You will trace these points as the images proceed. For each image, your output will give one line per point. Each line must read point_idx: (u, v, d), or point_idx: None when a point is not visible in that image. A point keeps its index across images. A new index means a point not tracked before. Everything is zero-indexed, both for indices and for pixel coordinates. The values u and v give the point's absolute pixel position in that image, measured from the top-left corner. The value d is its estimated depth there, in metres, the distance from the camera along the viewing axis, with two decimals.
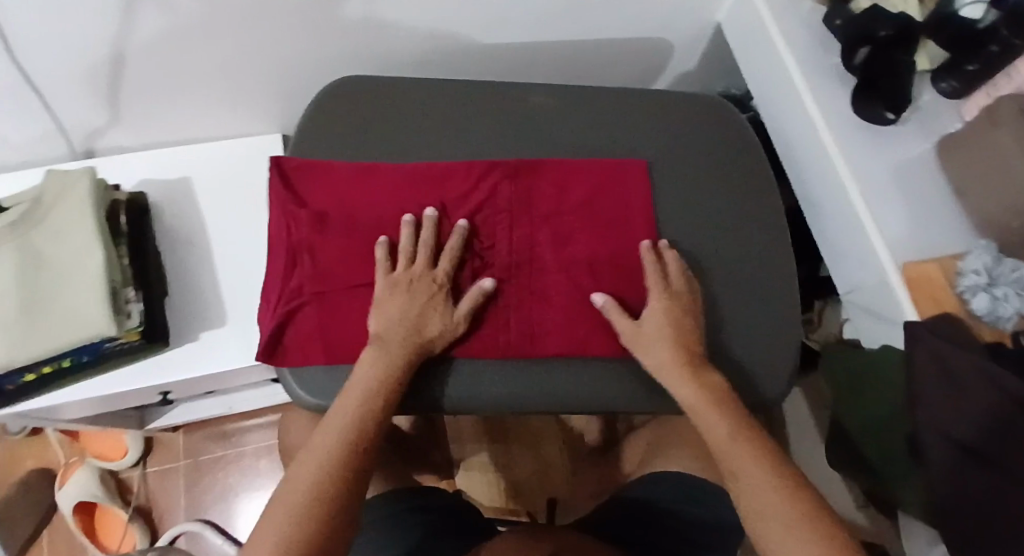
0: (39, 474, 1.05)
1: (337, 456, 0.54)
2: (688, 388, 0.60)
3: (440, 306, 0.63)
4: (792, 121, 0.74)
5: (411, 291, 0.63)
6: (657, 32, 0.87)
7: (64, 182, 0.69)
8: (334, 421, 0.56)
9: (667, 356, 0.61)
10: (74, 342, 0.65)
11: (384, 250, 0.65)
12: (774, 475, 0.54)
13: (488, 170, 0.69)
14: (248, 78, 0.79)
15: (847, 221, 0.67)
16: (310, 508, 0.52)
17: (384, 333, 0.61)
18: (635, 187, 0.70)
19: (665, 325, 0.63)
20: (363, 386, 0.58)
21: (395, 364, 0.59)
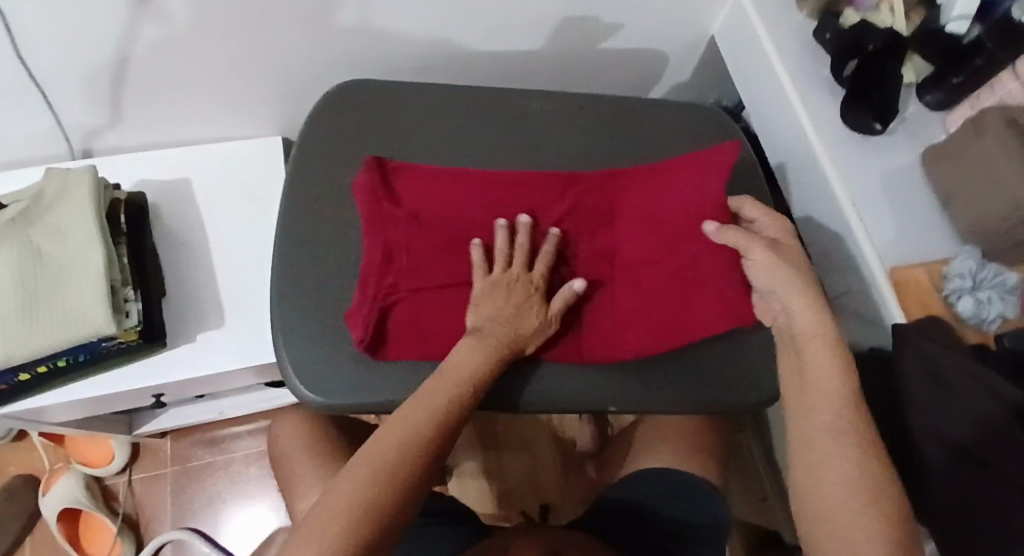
0: (21, 480, 1.03)
1: (425, 436, 0.54)
2: (817, 338, 0.57)
3: (535, 303, 0.63)
4: (784, 130, 0.76)
5: (507, 294, 0.62)
6: (653, 43, 0.89)
7: (65, 180, 0.69)
8: (426, 401, 0.56)
9: (814, 321, 0.57)
10: (72, 339, 0.65)
11: (480, 253, 0.64)
12: (871, 446, 0.53)
13: (573, 180, 0.70)
14: (251, 82, 0.80)
15: (837, 226, 0.69)
16: (398, 474, 0.51)
17: (484, 328, 0.61)
18: (716, 171, 0.65)
19: (794, 280, 0.59)
20: (459, 375, 0.58)
21: (492, 355, 0.60)
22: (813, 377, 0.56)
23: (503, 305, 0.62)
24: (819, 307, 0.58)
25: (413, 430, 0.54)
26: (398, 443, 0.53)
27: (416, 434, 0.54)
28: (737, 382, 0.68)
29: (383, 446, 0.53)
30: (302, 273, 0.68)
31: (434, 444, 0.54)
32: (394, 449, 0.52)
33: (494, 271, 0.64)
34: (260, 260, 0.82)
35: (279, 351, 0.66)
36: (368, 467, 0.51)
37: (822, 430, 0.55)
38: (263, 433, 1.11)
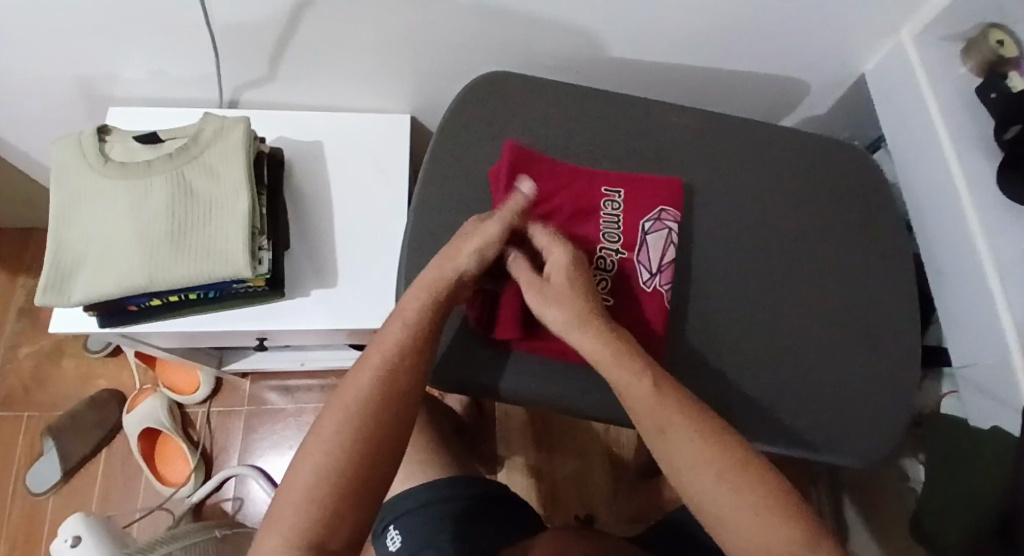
0: (109, 395, 1.10)
1: (354, 428, 0.54)
2: (592, 345, 0.58)
3: (484, 245, 0.62)
4: (931, 189, 0.77)
5: (468, 236, 0.63)
6: (795, 76, 0.88)
7: (221, 124, 0.73)
8: (349, 392, 0.56)
9: (593, 345, 0.58)
10: (211, 277, 0.68)
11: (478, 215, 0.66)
12: (731, 457, 0.52)
13: (596, 188, 0.71)
14: (401, 60, 0.82)
15: (981, 298, 0.71)
16: (343, 453, 0.53)
17: (423, 277, 0.62)
18: (526, 170, 0.70)
19: (567, 296, 0.60)
20: (378, 357, 0.58)
21: (421, 313, 0.60)
22: (611, 372, 0.57)
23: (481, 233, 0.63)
24: (585, 312, 0.59)
25: (352, 406, 0.55)
26: (338, 423, 0.54)
27: (352, 411, 0.55)
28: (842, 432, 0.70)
29: (323, 431, 0.54)
30: (432, 247, 0.71)
31: (370, 413, 0.55)
32: (336, 432, 0.54)
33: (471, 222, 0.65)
34: (380, 229, 0.84)
35: None
36: (313, 456, 0.53)
37: (678, 450, 0.53)
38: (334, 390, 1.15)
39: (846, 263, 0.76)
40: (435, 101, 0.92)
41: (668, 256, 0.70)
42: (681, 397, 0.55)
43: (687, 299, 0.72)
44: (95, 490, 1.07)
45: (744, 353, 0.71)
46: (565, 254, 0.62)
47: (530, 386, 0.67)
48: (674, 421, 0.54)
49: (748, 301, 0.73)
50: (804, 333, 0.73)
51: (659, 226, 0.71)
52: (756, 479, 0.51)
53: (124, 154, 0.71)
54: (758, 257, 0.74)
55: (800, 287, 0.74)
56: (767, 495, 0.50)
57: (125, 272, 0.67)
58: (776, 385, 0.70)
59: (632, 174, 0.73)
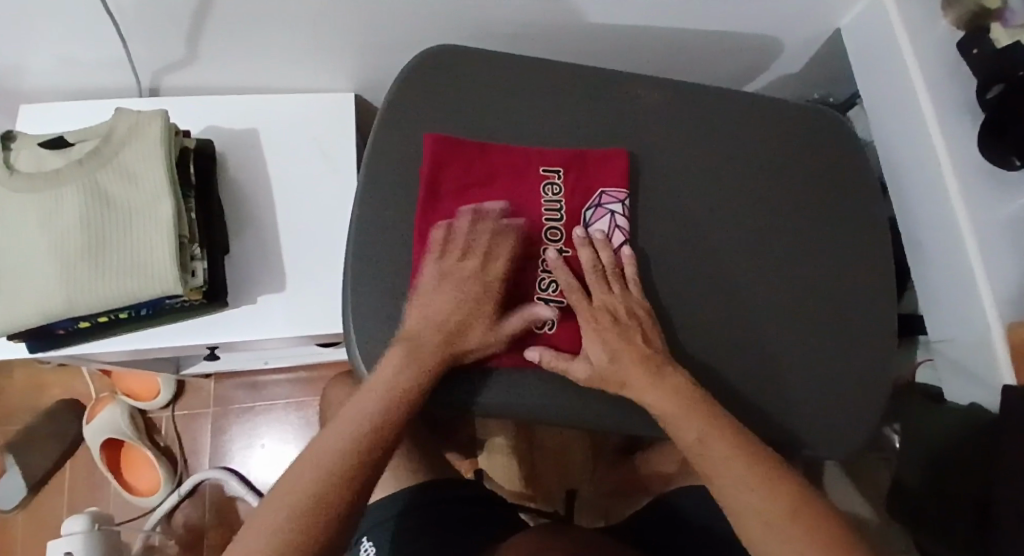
0: (66, 404, 1.06)
1: (326, 484, 0.53)
2: (660, 397, 0.58)
3: (481, 318, 0.61)
4: (910, 151, 0.73)
5: (457, 291, 0.61)
6: (763, 32, 0.82)
7: (134, 120, 0.66)
8: (330, 439, 0.56)
9: (662, 400, 0.58)
10: (137, 295, 0.63)
11: (440, 234, 0.63)
12: (758, 459, 0.55)
13: (533, 169, 0.66)
14: (333, 37, 0.75)
15: (958, 271, 0.68)
16: (329, 482, 0.53)
17: (416, 331, 0.59)
18: (452, 160, 0.65)
19: (676, 411, 0.57)
20: (365, 406, 0.57)
21: (425, 364, 0.58)
22: (676, 421, 0.57)
23: (452, 297, 0.61)
24: (645, 364, 0.59)
25: (331, 456, 0.55)
26: (317, 467, 0.54)
27: (330, 461, 0.54)
28: (820, 416, 0.67)
29: (303, 470, 0.54)
30: (375, 245, 0.64)
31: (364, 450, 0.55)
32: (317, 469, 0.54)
33: (448, 260, 0.62)
34: (327, 223, 0.79)
35: (350, 342, 0.62)
36: (279, 508, 0.52)
37: (712, 455, 0.56)
38: (302, 383, 1.11)
39: (821, 234, 0.72)
40: (378, 77, 0.85)
41: (612, 244, 0.65)
42: (734, 434, 0.56)
43: (657, 287, 0.66)
44: (63, 503, 1.05)
45: (717, 341, 0.66)
46: (598, 304, 0.62)
47: (483, 398, 0.61)
48: (729, 464, 0.55)
49: (723, 284, 0.68)
50: (781, 314, 0.68)
51: (599, 210, 0.66)
52: (813, 523, 0.53)
53: (33, 162, 0.65)
54: (733, 235, 0.69)
55: (774, 266, 0.70)
56: (813, 535, 0.52)
57: (42, 297, 0.62)
58: (754, 370, 0.66)
59: (572, 150, 0.67)
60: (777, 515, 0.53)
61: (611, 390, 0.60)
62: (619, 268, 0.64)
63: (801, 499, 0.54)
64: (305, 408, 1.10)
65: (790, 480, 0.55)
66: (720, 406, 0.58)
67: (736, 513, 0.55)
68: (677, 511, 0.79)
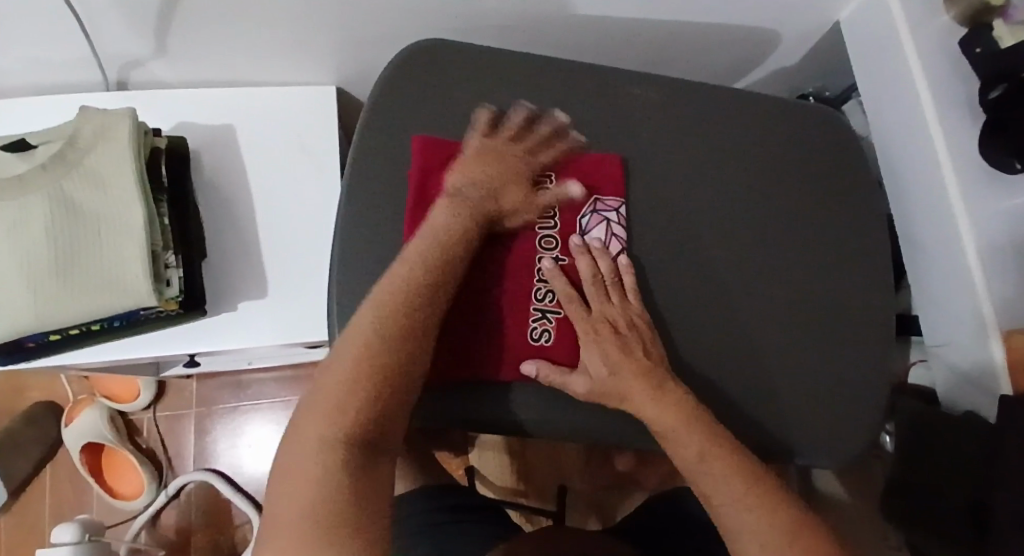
0: (43, 407, 1.04)
1: (359, 379, 0.51)
2: (660, 414, 0.57)
3: (523, 187, 0.61)
4: (910, 150, 0.71)
5: (498, 161, 0.61)
6: (758, 24, 0.79)
7: (101, 122, 0.63)
8: (351, 338, 0.52)
9: (662, 417, 0.56)
10: (110, 309, 0.61)
11: (487, 118, 0.63)
12: (756, 479, 0.55)
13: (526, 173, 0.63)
14: (311, 30, 0.71)
15: (957, 274, 0.66)
16: (361, 377, 0.51)
17: (458, 193, 0.59)
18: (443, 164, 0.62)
19: (676, 430, 0.56)
20: (381, 300, 0.53)
21: (466, 232, 0.57)
22: (677, 438, 0.56)
23: (500, 164, 0.61)
24: (646, 378, 0.57)
25: (359, 354, 0.51)
26: (346, 367, 0.51)
27: (355, 358, 0.51)
28: (817, 424, 0.66)
29: (332, 374, 0.51)
30: (360, 254, 0.61)
31: (390, 339, 0.52)
32: (354, 353, 0.51)
33: (495, 138, 0.62)
34: (309, 225, 0.76)
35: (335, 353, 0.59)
36: (316, 418, 0.50)
37: (711, 475, 0.55)
38: (286, 381, 1.09)
39: (820, 236, 0.70)
40: (361, 70, 0.81)
41: (610, 252, 0.63)
42: (733, 453, 0.56)
43: (652, 294, 0.64)
44: (44, 507, 1.03)
45: (713, 348, 0.65)
46: (597, 314, 0.60)
47: (474, 411, 0.58)
48: (728, 484, 0.55)
49: (718, 289, 0.66)
50: (778, 319, 0.67)
51: (593, 216, 0.64)
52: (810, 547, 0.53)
53: None
54: (729, 238, 0.67)
55: (771, 271, 0.68)
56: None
57: (8, 311, 0.59)
58: (751, 379, 0.65)
59: (566, 153, 0.65)
60: (773, 538, 0.53)
61: (610, 404, 0.58)
62: (618, 277, 0.62)
63: (799, 521, 0.54)
64: (291, 408, 1.08)
65: (790, 503, 0.55)
66: (718, 421, 0.58)
67: (732, 536, 0.54)
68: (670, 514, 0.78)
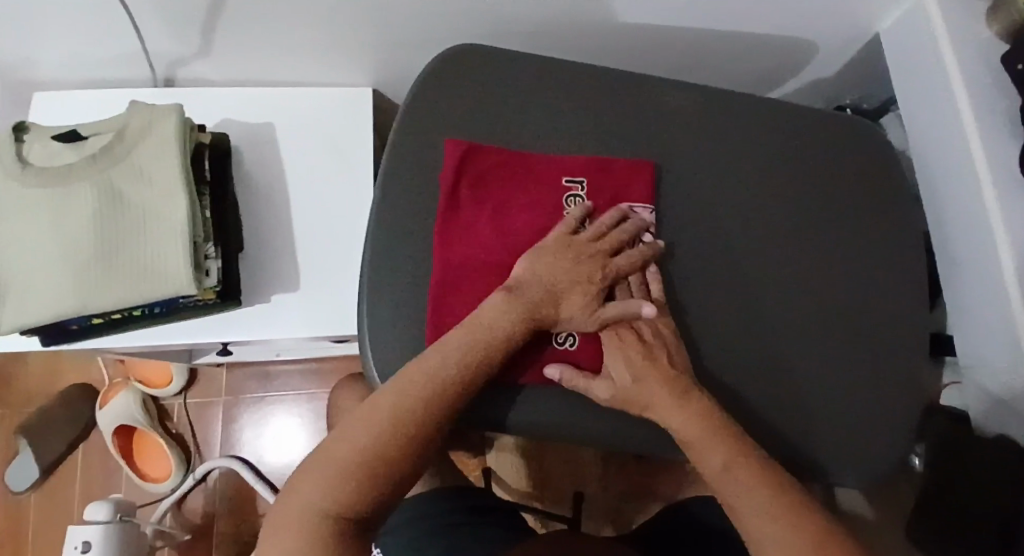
0: (80, 389, 1.07)
1: (386, 449, 0.51)
2: (684, 421, 0.56)
3: (590, 299, 0.59)
4: (949, 166, 0.70)
5: (575, 262, 0.60)
6: (796, 35, 0.79)
7: (149, 115, 0.65)
8: (392, 396, 0.53)
9: (685, 424, 0.56)
10: (151, 296, 0.63)
11: (580, 212, 0.62)
12: (781, 490, 0.54)
13: (555, 179, 0.64)
14: (352, 32, 0.73)
15: (994, 294, 0.65)
16: (387, 448, 0.51)
17: (518, 287, 0.58)
18: (475, 168, 0.63)
19: (700, 439, 0.56)
20: (430, 378, 0.53)
21: (515, 327, 0.56)
22: (699, 447, 0.56)
23: (573, 265, 0.59)
24: (669, 385, 0.57)
25: (394, 425, 0.52)
26: (379, 426, 0.52)
27: (389, 424, 0.52)
28: (843, 440, 0.65)
29: (361, 426, 0.52)
30: (392, 254, 0.62)
31: (428, 420, 0.53)
32: (389, 416, 0.52)
33: (579, 237, 0.61)
34: (341, 222, 0.77)
35: (363, 348, 0.61)
36: (335, 464, 0.51)
37: (734, 485, 0.55)
38: (313, 375, 1.11)
39: (853, 251, 0.69)
40: (398, 72, 0.82)
41: (637, 260, 0.63)
42: (757, 464, 0.55)
43: (680, 302, 0.64)
44: (76, 486, 1.07)
45: (739, 360, 0.64)
46: (622, 321, 0.60)
47: (498, 412, 0.59)
48: (753, 495, 0.54)
49: (747, 301, 0.66)
50: (807, 332, 0.66)
51: (622, 224, 0.64)
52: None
53: (45, 157, 0.64)
54: (759, 250, 0.67)
55: (801, 283, 0.67)
56: None
57: (54, 295, 0.62)
58: (777, 392, 0.64)
59: (597, 158, 0.65)
60: (801, 549, 0.52)
61: (633, 411, 0.59)
62: (645, 285, 0.62)
63: (824, 534, 0.53)
64: (316, 401, 1.10)
65: (812, 516, 0.54)
66: (742, 431, 0.58)
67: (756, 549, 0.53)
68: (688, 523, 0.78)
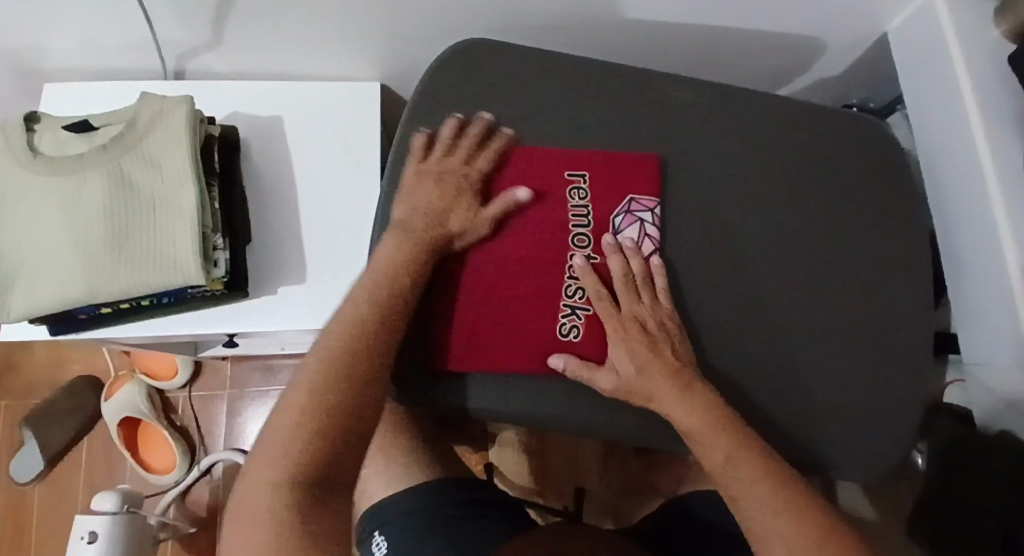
0: (85, 380, 1.08)
1: (317, 401, 0.54)
2: (688, 415, 0.57)
3: (464, 206, 0.60)
4: (955, 165, 0.70)
5: (437, 182, 0.61)
6: (803, 33, 0.79)
7: (159, 106, 0.66)
8: (315, 355, 0.56)
9: (689, 417, 0.57)
10: (159, 285, 0.63)
11: (421, 139, 0.62)
12: (783, 482, 0.56)
13: (558, 170, 0.64)
14: (362, 26, 0.73)
15: (999, 292, 0.65)
16: (317, 399, 0.54)
17: (406, 223, 0.59)
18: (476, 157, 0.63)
19: (705, 432, 0.56)
20: (343, 327, 0.56)
21: (410, 256, 0.58)
22: (703, 440, 0.56)
23: (439, 184, 0.61)
24: (673, 378, 0.58)
25: (318, 377, 0.55)
26: (307, 383, 0.55)
27: (315, 378, 0.55)
28: (846, 435, 0.65)
29: (294, 389, 0.55)
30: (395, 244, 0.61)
31: (350, 363, 0.55)
32: (316, 373, 0.55)
33: (428, 159, 0.62)
34: (348, 214, 0.78)
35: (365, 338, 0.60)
36: (277, 431, 0.54)
37: (737, 477, 0.56)
38: None
39: (858, 248, 0.70)
40: (406, 66, 0.83)
41: (642, 252, 0.63)
42: (761, 456, 0.56)
43: (685, 297, 0.65)
44: (79, 477, 1.07)
45: (744, 354, 0.65)
46: (627, 314, 0.61)
47: (503, 402, 0.59)
48: (756, 487, 0.55)
49: (752, 296, 0.66)
50: (811, 328, 0.67)
51: (626, 216, 0.64)
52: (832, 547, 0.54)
53: (57, 147, 0.65)
54: (765, 246, 0.67)
55: (806, 279, 0.68)
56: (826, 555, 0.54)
57: (63, 283, 0.62)
58: (781, 386, 0.65)
59: (602, 151, 0.66)
60: (799, 538, 0.54)
61: (637, 403, 0.59)
62: (649, 278, 0.63)
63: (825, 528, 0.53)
64: None
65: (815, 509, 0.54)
66: (745, 423, 0.58)
67: (757, 538, 0.55)
68: (689, 517, 0.78)
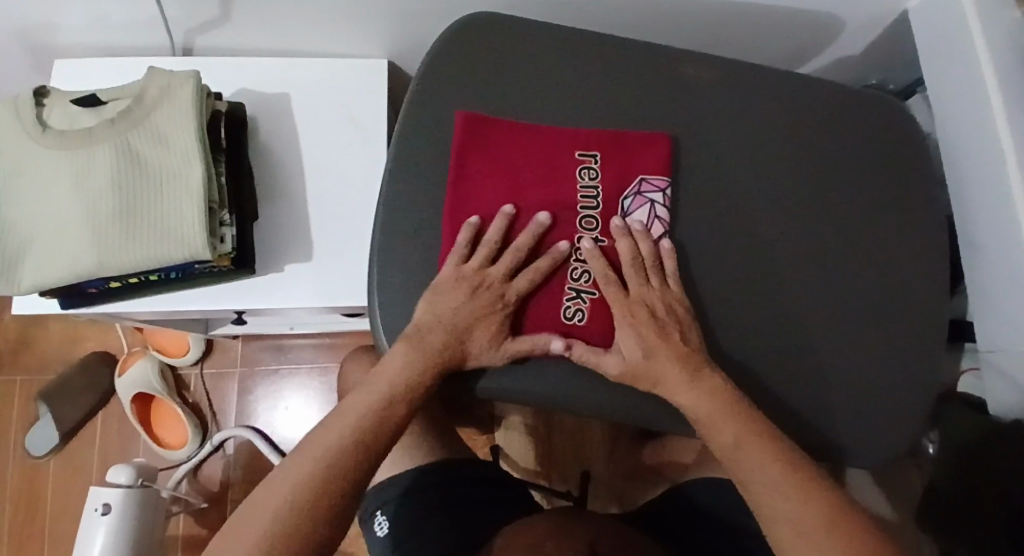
0: (98, 357, 1.10)
1: (302, 505, 0.54)
2: (694, 398, 0.57)
3: (491, 331, 0.58)
4: (973, 148, 0.68)
5: (470, 296, 0.58)
6: (817, 10, 0.77)
7: (168, 82, 0.66)
8: (308, 452, 0.56)
9: (696, 401, 0.56)
10: (166, 260, 0.64)
11: (468, 233, 0.60)
12: (794, 467, 0.55)
13: (568, 152, 0.63)
14: (367, 4, 0.73)
15: (1015, 278, 0.64)
16: (302, 502, 0.54)
17: (420, 331, 0.57)
18: (484, 140, 0.62)
19: (711, 416, 0.56)
20: (342, 427, 0.56)
21: (423, 371, 0.57)
22: (710, 423, 0.56)
23: (462, 301, 0.58)
24: (680, 361, 0.57)
25: (306, 474, 0.55)
26: (293, 482, 0.54)
27: (304, 477, 0.54)
28: (854, 422, 0.64)
29: (278, 487, 0.54)
30: (404, 225, 0.61)
31: (344, 469, 0.55)
32: (305, 472, 0.55)
33: (469, 263, 0.59)
34: (353, 191, 0.77)
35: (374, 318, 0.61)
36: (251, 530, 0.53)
37: (746, 461, 0.55)
38: (326, 349, 1.12)
39: (870, 231, 0.68)
40: (412, 44, 0.82)
41: (652, 235, 0.62)
42: (769, 441, 0.56)
43: (692, 279, 0.64)
44: (93, 452, 1.09)
45: (750, 338, 0.64)
46: (635, 297, 0.60)
47: (510, 384, 0.59)
48: (765, 471, 0.55)
49: (760, 278, 0.65)
50: (819, 313, 0.65)
51: (636, 198, 0.63)
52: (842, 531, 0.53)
53: (65, 120, 0.65)
54: (774, 228, 0.66)
55: (816, 263, 0.66)
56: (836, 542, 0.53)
57: (71, 257, 0.63)
58: (787, 371, 0.64)
59: (612, 132, 0.64)
60: (812, 524, 0.53)
61: (644, 387, 0.59)
62: (659, 261, 0.61)
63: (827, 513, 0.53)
64: (328, 374, 1.11)
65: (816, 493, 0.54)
66: (754, 407, 0.57)
67: (770, 524, 0.55)
68: (693, 502, 0.78)
